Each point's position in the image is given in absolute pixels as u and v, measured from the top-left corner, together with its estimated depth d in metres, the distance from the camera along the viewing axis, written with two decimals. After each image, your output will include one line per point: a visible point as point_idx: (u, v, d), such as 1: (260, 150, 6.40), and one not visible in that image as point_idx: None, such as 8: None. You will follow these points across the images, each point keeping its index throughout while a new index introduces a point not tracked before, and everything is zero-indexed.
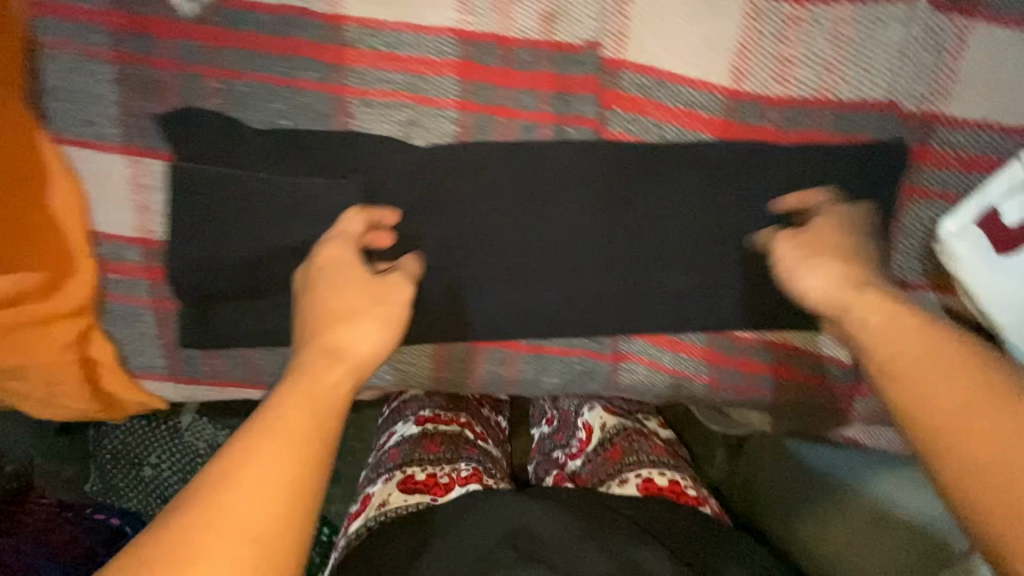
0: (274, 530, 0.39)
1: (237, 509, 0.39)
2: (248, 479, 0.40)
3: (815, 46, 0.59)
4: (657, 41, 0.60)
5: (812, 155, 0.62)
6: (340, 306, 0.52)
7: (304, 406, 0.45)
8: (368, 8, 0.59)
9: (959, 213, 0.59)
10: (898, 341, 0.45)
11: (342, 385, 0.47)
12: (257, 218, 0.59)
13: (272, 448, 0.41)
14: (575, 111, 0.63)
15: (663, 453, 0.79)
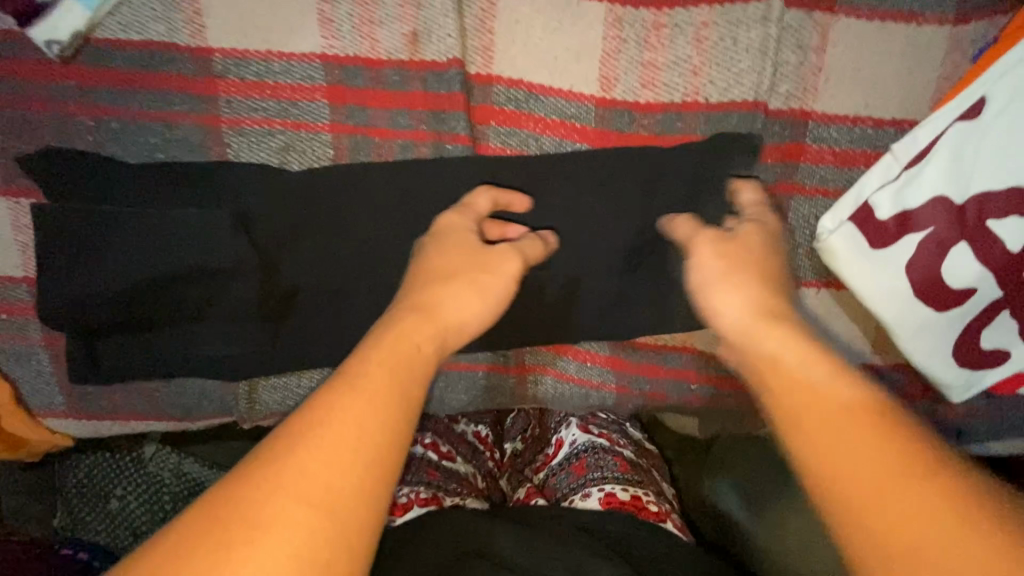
0: (348, 503, 0.37)
1: (338, 471, 0.37)
2: (316, 446, 0.38)
3: (679, 50, 0.59)
4: (523, 54, 0.60)
5: (690, 159, 0.61)
6: (434, 273, 0.53)
7: (390, 369, 0.44)
8: (233, 39, 0.60)
9: (836, 209, 0.58)
10: (790, 370, 0.45)
11: (428, 355, 0.47)
12: (134, 251, 0.59)
13: (364, 408, 0.40)
14: (450, 128, 0.62)
15: (627, 468, 0.74)
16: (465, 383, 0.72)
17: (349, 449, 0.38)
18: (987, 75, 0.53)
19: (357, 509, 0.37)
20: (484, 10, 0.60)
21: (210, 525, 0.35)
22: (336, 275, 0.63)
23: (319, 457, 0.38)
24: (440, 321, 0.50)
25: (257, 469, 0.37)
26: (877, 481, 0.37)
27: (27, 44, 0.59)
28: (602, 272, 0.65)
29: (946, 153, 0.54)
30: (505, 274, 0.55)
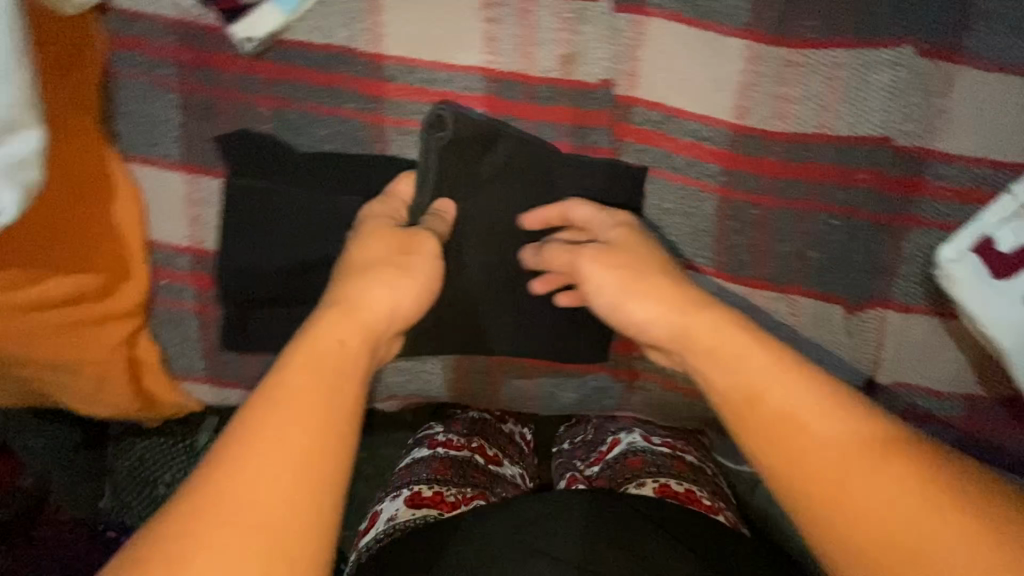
0: (300, 514, 0.40)
1: (263, 476, 0.40)
2: (246, 464, 0.40)
3: (812, 86, 0.65)
4: (667, 81, 0.66)
5: (812, 185, 0.67)
6: (360, 260, 0.54)
7: (302, 367, 0.45)
8: (406, 49, 0.67)
9: (957, 240, 0.62)
10: (762, 383, 0.46)
11: (338, 346, 0.47)
12: (302, 229, 0.66)
13: (288, 421, 0.42)
14: (592, 142, 0.68)
15: (686, 468, 0.73)
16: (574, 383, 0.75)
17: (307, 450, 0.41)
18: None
19: (305, 512, 0.40)
20: (633, 39, 0.66)
21: (183, 522, 0.38)
22: None
23: (309, 439, 0.42)
24: (354, 306, 0.50)
25: (236, 458, 0.40)
26: (899, 516, 0.39)
27: (224, 38, 0.66)
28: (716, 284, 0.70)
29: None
30: (430, 257, 0.56)
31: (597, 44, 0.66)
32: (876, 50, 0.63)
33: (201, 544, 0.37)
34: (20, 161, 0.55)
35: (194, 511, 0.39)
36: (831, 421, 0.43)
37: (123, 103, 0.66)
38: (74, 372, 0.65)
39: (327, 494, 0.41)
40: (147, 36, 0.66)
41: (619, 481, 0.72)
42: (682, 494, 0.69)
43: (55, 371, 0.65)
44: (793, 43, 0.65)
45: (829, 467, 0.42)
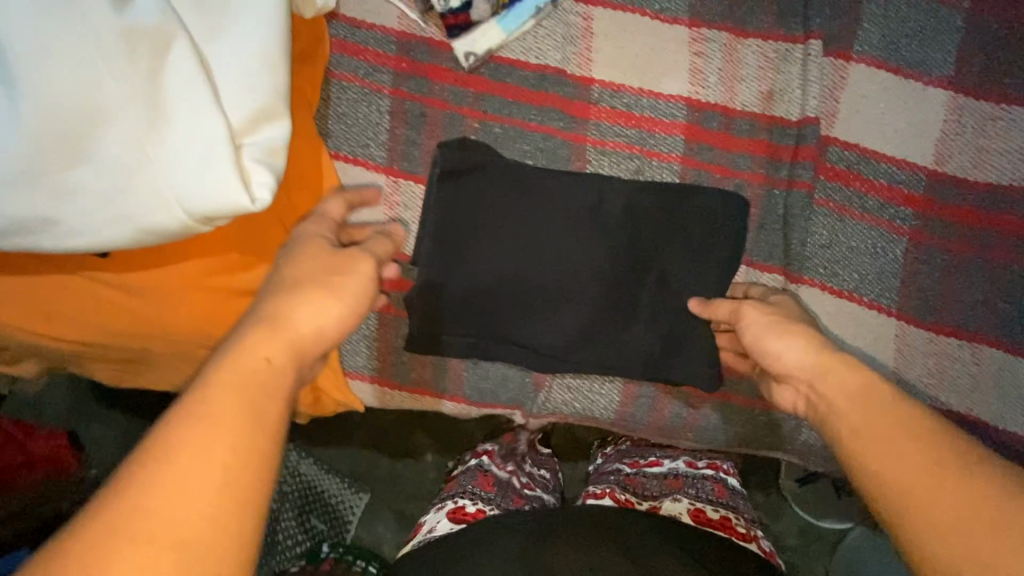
0: (222, 526, 0.36)
1: (177, 503, 0.35)
2: (185, 481, 0.36)
3: (1013, 140, 0.66)
4: (866, 123, 0.68)
5: (1010, 236, 0.67)
6: (289, 278, 0.50)
7: (231, 390, 0.40)
8: (613, 75, 0.70)
9: None
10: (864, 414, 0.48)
11: (259, 361, 0.43)
12: (501, 239, 0.68)
13: (210, 437, 0.38)
14: (788, 176, 0.69)
15: (726, 495, 0.71)
16: (739, 415, 0.74)
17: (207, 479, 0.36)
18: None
19: (235, 549, 0.36)
20: (834, 82, 0.68)
21: (101, 544, 0.33)
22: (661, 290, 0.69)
23: (186, 456, 0.37)
24: (295, 328, 0.47)
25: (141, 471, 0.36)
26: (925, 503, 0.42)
27: (443, 52, 0.69)
28: (896, 326, 0.70)
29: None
30: (366, 279, 0.53)
31: (800, 82, 0.68)
32: None
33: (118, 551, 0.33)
34: (273, 151, 0.55)
35: (97, 530, 0.34)
36: (917, 449, 0.44)
37: (337, 104, 0.69)
38: None
39: (247, 521, 0.37)
40: (371, 44, 0.69)
41: (652, 495, 0.72)
42: (715, 520, 0.67)
43: None
44: (995, 98, 0.67)
45: (917, 494, 0.42)
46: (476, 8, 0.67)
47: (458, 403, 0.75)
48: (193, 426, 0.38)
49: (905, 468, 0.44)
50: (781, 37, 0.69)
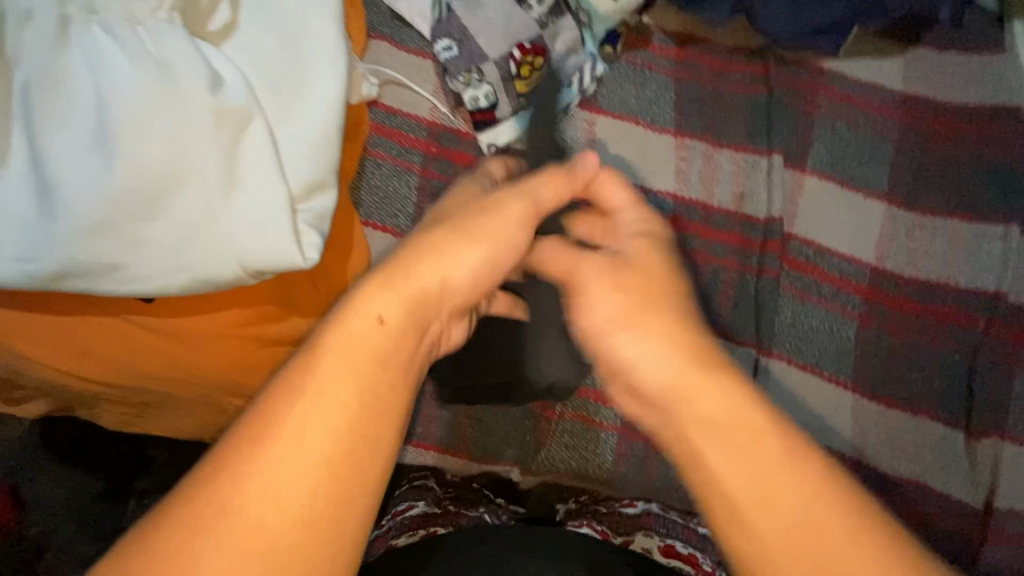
0: (322, 513, 0.38)
1: (276, 481, 0.38)
2: (299, 463, 0.38)
3: (937, 245, 0.80)
4: (819, 223, 0.81)
5: (941, 324, 0.79)
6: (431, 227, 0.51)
7: (348, 362, 0.42)
8: (612, 171, 0.82)
9: None
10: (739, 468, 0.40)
11: (373, 328, 0.43)
12: None
13: (319, 415, 0.40)
14: (757, 263, 0.81)
15: (695, 538, 0.73)
16: None
17: (313, 462, 0.38)
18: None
19: (347, 529, 0.38)
20: (793, 188, 0.82)
21: (191, 526, 0.36)
22: None
23: (296, 436, 0.39)
24: (418, 286, 0.46)
25: (243, 446, 0.38)
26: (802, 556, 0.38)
27: (470, 141, 0.80)
28: (852, 397, 0.80)
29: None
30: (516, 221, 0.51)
31: (765, 187, 0.82)
32: (987, 224, 0.80)
33: (223, 528, 0.36)
34: (320, 214, 0.62)
35: (204, 501, 0.37)
36: (737, 467, 0.40)
37: (371, 178, 0.78)
38: None
39: (353, 503, 0.39)
40: (405, 130, 0.79)
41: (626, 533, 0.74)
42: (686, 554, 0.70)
43: None
44: (921, 210, 0.81)
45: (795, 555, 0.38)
46: (500, 107, 0.78)
47: (461, 458, 0.79)
48: (308, 401, 0.40)
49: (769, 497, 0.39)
50: (749, 150, 0.83)
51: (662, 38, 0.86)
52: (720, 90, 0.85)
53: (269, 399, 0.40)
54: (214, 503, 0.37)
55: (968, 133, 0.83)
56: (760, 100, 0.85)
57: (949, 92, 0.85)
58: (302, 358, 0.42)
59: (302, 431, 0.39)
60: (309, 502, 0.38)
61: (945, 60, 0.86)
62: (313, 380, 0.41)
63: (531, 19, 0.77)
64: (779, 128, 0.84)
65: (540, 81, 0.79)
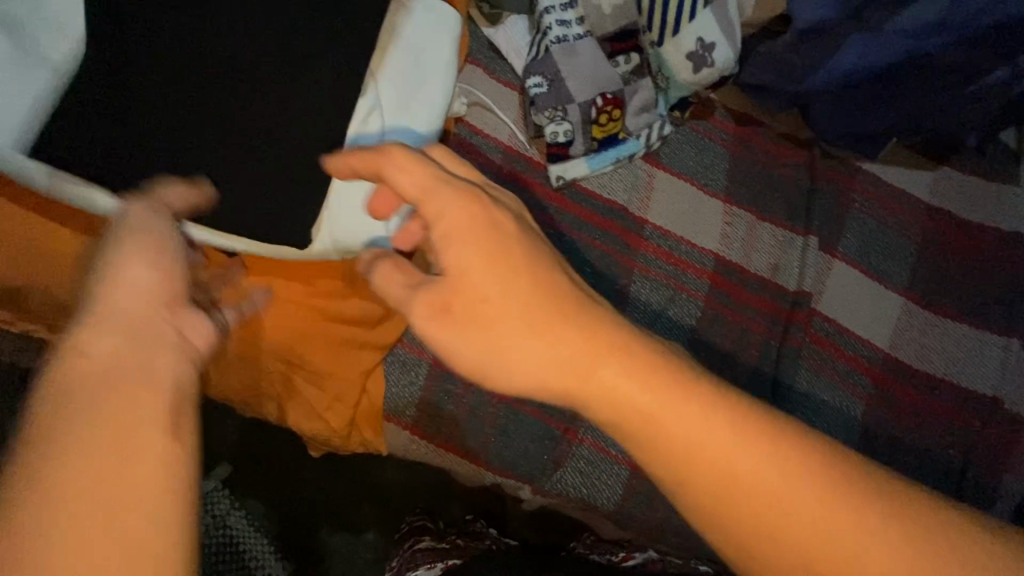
0: (111, 503, 0.33)
1: (88, 471, 0.33)
2: (103, 439, 0.35)
3: (945, 344, 0.87)
4: (843, 305, 0.88)
5: (942, 419, 0.85)
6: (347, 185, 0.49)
7: (128, 344, 0.39)
8: (662, 222, 0.88)
9: None
10: (701, 436, 0.42)
11: (166, 334, 0.41)
12: None
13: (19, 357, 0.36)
14: (782, 330, 0.86)
15: None
16: None
17: (113, 437, 0.35)
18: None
19: (155, 524, 0.34)
20: (823, 269, 0.89)
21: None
22: None
23: (114, 422, 0.35)
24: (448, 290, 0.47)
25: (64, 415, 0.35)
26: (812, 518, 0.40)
27: (540, 170, 0.86)
28: None
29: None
30: (159, 226, 0.46)
31: (798, 264, 0.88)
32: (989, 333, 0.88)
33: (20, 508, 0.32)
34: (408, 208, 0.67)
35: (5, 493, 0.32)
36: (539, 364, 0.46)
37: None
38: (323, 384, 0.72)
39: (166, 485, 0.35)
40: (483, 149, 0.85)
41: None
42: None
43: (311, 379, 0.72)
44: (934, 310, 0.88)
45: (788, 521, 0.41)
46: (574, 145, 0.85)
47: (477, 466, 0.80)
48: (99, 359, 0.38)
49: (757, 511, 0.41)
50: (788, 227, 0.90)
51: (724, 114, 0.95)
52: (768, 168, 0.93)
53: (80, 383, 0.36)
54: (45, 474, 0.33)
55: (981, 252, 0.92)
56: (803, 184, 0.93)
57: (968, 210, 0.94)
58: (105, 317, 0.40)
59: (89, 407, 0.35)
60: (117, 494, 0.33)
61: (968, 183, 0.96)
62: (130, 370, 0.38)
63: (617, 73, 0.85)
64: (816, 212, 0.92)
65: (613, 130, 0.86)
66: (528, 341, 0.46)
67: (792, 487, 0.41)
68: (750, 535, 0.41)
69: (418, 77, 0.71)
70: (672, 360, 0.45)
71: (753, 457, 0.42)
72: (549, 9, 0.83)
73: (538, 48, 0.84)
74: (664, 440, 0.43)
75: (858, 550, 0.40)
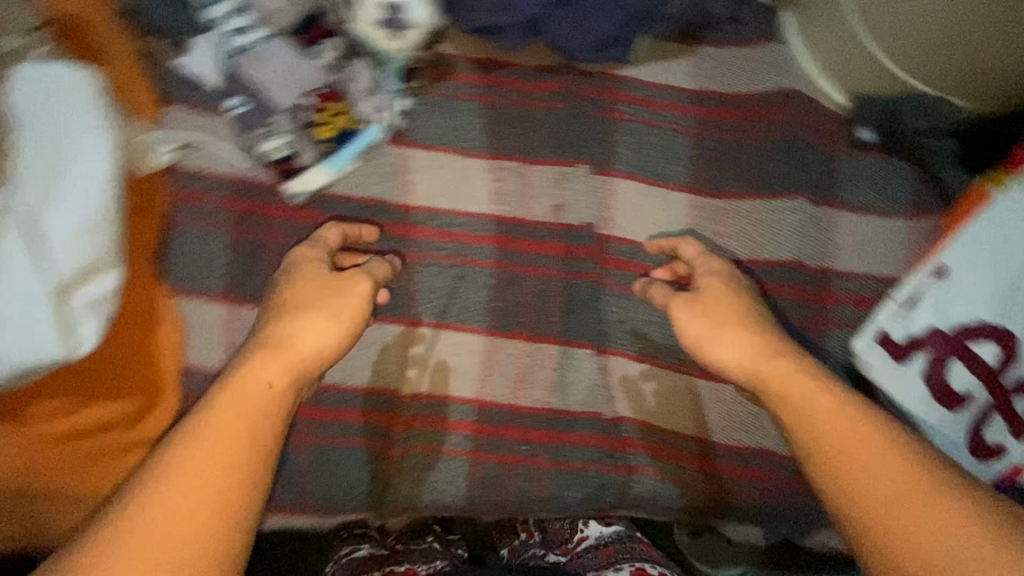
0: (227, 500, 0.55)
1: (196, 488, 0.55)
2: (206, 457, 0.56)
3: (740, 226, 0.86)
4: (633, 223, 0.87)
5: (754, 299, 0.85)
6: (297, 298, 0.69)
7: (227, 399, 0.60)
8: (428, 201, 0.83)
9: (864, 334, 0.82)
10: (833, 423, 0.60)
11: (315, 358, 0.67)
12: (344, 349, 0.78)
13: (224, 421, 0.59)
14: (579, 269, 0.85)
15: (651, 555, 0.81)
16: (578, 480, 0.82)
17: (198, 464, 0.56)
18: (944, 251, 0.82)
19: (234, 541, 0.55)
20: (605, 193, 0.87)
21: (134, 533, 0.52)
22: (487, 377, 0.81)
23: (223, 417, 0.59)
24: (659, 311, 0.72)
25: (164, 470, 0.55)
26: (873, 452, 0.57)
27: (277, 192, 0.79)
28: (687, 381, 0.84)
29: (931, 301, 0.80)
30: (359, 296, 0.71)
31: (578, 197, 0.86)
32: (781, 200, 0.87)
33: (161, 514, 0.53)
34: (98, 297, 0.63)
35: (155, 488, 0.54)
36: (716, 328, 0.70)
37: (177, 247, 0.76)
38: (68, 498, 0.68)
39: (252, 478, 0.57)
40: (210, 191, 0.78)
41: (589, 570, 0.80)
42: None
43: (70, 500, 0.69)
44: (722, 196, 0.87)
45: (890, 509, 0.53)
46: (302, 155, 0.78)
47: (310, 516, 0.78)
48: (207, 413, 0.59)
49: (870, 482, 0.55)
50: (559, 162, 0.87)
51: (465, 66, 0.89)
52: (525, 108, 0.89)
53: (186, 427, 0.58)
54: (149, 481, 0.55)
55: (753, 122, 0.90)
56: (564, 113, 0.89)
57: (732, 84, 0.92)
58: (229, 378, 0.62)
59: (184, 445, 0.57)
60: (212, 494, 0.55)
61: (727, 56, 0.93)
62: (247, 400, 0.60)
63: (320, 66, 0.79)
64: (583, 137, 0.89)
65: (342, 124, 0.80)
66: (735, 341, 0.68)
67: (898, 481, 0.54)
68: (847, 493, 0.56)
69: (54, 148, 0.62)
70: (801, 354, 0.66)
71: (898, 476, 0.55)
72: (221, 24, 0.77)
73: (227, 67, 0.78)
74: (811, 418, 0.61)
75: (884, 493, 0.54)
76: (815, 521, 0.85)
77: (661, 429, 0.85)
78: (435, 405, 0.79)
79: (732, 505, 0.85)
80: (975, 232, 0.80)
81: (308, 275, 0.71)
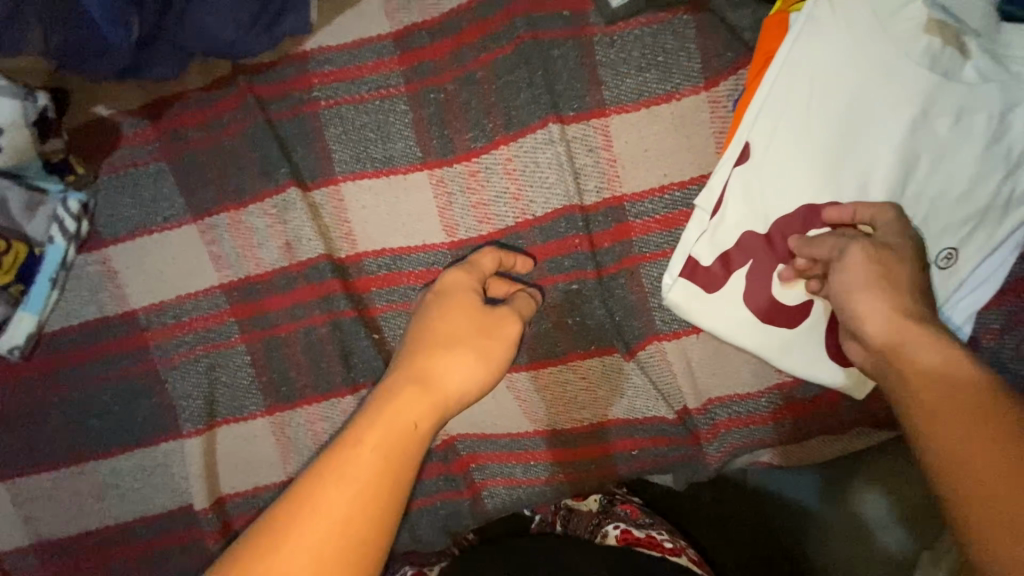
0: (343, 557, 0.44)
1: (318, 528, 0.44)
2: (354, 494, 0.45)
3: (496, 185, 0.70)
4: (378, 228, 0.73)
5: (542, 265, 0.71)
6: (444, 333, 0.58)
7: (421, 411, 0.52)
8: (149, 298, 0.74)
9: (671, 266, 0.65)
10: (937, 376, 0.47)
11: (457, 401, 0.55)
12: (131, 482, 0.73)
13: (373, 434, 0.49)
14: (337, 305, 0.73)
15: (639, 514, 0.79)
16: (428, 515, 0.77)
17: (353, 492, 0.46)
18: (744, 123, 0.61)
19: None
20: (336, 208, 0.73)
21: (262, 553, 0.43)
22: (286, 455, 0.74)
23: (379, 441, 0.48)
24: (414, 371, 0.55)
25: (323, 477, 0.46)
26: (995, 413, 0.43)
27: None
28: (505, 381, 0.74)
29: (736, 197, 0.61)
30: (508, 342, 0.59)
31: (304, 226, 0.72)
32: (531, 135, 0.69)
33: (299, 534, 0.44)
34: None
35: (293, 509, 0.45)
36: (464, 363, 0.56)
37: None
38: None
39: (380, 516, 0.46)
40: None
41: (639, 525, 0.77)
42: (642, 539, 0.74)
43: None
44: (463, 159, 0.71)
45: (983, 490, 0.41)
46: None
47: None
48: (360, 429, 0.49)
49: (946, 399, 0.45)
50: (272, 192, 0.73)
51: (131, 121, 0.75)
52: (216, 143, 0.74)
53: (376, 404, 0.52)
54: (296, 520, 0.44)
55: (472, 44, 0.70)
56: (258, 128, 0.73)
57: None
58: (402, 377, 0.54)
59: (340, 472, 0.46)
60: (359, 515, 0.45)
61: None
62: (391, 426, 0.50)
63: None
64: (291, 150, 0.74)
65: (18, 258, 0.70)
66: (879, 300, 0.52)
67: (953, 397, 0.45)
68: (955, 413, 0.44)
69: None
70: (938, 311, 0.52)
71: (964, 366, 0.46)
72: None
73: None
74: (924, 395, 0.47)
75: None
76: (705, 466, 0.76)
77: (498, 436, 0.76)
78: (245, 504, 0.74)
79: (601, 485, 0.77)
80: (778, 82, 0.59)
81: (457, 300, 0.61)
